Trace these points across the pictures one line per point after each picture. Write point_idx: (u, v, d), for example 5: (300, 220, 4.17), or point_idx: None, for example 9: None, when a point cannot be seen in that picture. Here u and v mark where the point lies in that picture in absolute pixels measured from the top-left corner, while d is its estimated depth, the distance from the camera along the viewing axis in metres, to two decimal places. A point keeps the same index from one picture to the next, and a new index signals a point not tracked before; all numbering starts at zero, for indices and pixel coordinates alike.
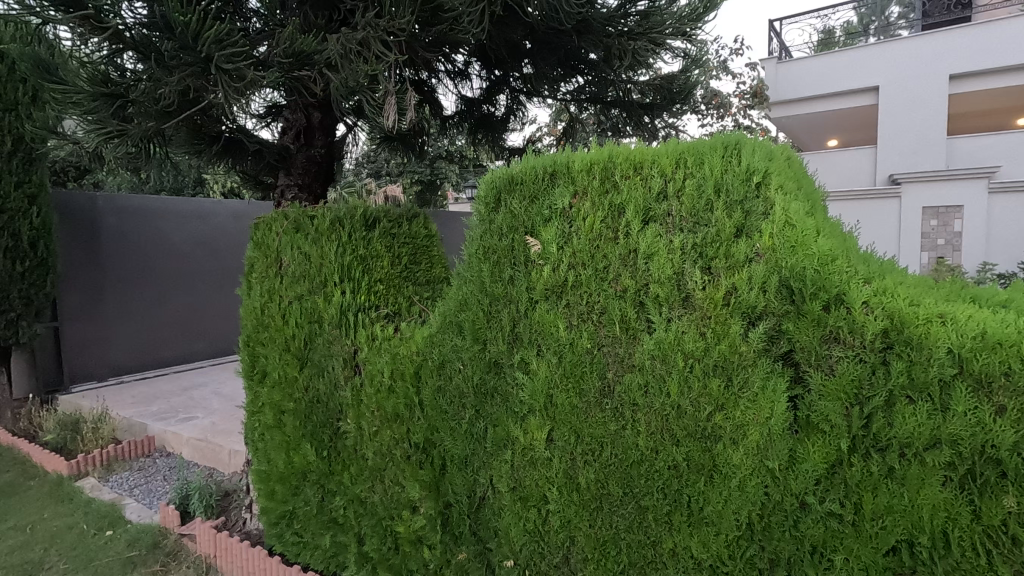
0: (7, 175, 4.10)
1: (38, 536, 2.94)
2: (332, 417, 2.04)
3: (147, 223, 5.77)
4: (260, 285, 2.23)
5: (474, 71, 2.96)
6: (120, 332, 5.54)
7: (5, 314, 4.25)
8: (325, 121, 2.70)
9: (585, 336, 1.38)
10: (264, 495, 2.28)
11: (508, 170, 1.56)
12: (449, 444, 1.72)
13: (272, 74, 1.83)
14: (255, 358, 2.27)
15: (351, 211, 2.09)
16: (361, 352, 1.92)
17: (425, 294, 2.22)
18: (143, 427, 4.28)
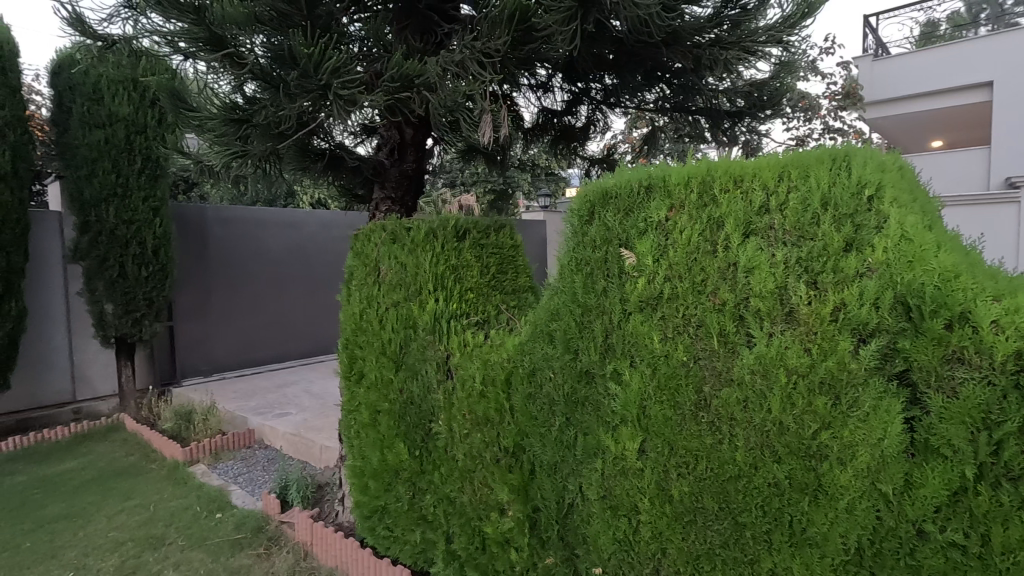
0: (138, 190, 4.63)
1: (160, 513, 3.28)
2: (425, 418, 2.14)
3: (248, 232, 6.26)
4: (359, 291, 2.37)
5: (557, 85, 3.03)
6: (224, 331, 6.07)
7: (133, 314, 4.79)
8: (416, 137, 2.86)
9: (681, 348, 1.38)
10: (358, 489, 2.42)
11: (602, 184, 1.60)
12: (539, 450, 1.77)
13: (379, 97, 1.97)
14: (352, 359, 2.41)
15: (444, 222, 2.22)
16: (454, 357, 2.02)
17: (511, 303, 2.30)
18: (244, 420, 4.66)
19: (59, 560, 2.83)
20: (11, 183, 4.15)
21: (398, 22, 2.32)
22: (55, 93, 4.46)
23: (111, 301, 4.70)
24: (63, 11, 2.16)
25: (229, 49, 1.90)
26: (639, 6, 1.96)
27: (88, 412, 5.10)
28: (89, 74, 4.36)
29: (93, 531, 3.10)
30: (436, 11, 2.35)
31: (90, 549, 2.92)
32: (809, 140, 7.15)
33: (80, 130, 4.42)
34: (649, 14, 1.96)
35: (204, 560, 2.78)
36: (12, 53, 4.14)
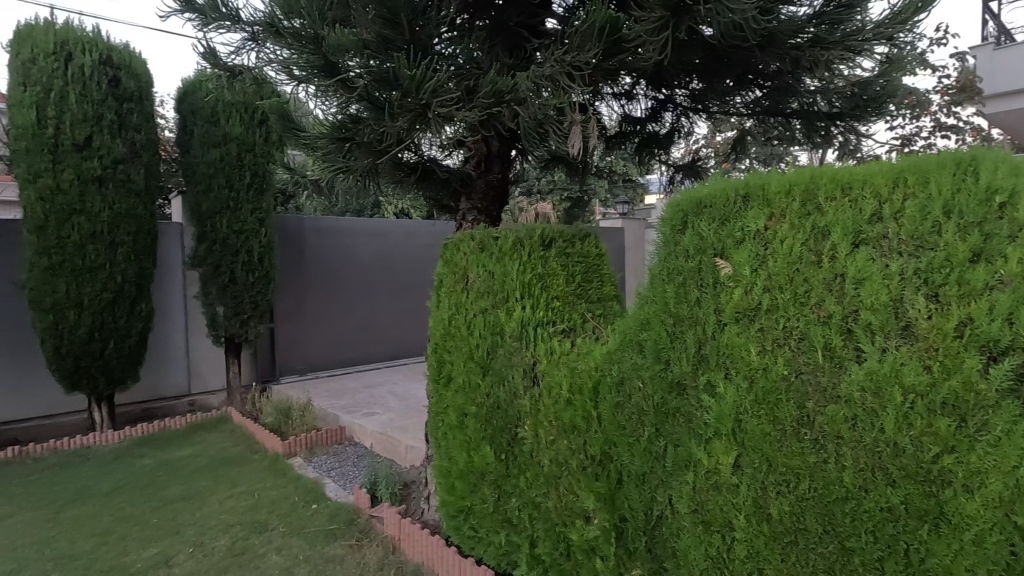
0: (247, 203, 5.08)
1: (263, 501, 3.56)
2: (510, 423, 2.19)
3: (340, 241, 6.65)
4: (448, 298, 2.47)
5: (641, 92, 3.01)
6: (317, 334, 6.49)
7: (240, 315, 5.24)
8: (502, 149, 2.94)
9: (781, 362, 1.34)
10: (445, 489, 2.51)
11: (696, 193, 1.58)
12: (627, 460, 1.76)
13: (474, 113, 2.07)
14: (441, 363, 2.51)
15: (530, 232, 2.28)
16: (540, 364, 2.05)
17: (597, 311, 2.31)
18: (336, 418, 4.95)
19: (180, 536, 3.14)
20: (145, 198, 4.69)
21: (489, 40, 2.42)
22: (180, 117, 4.98)
23: (223, 304, 5.17)
24: (199, 47, 2.44)
25: (340, 76, 2.04)
26: (734, 11, 1.91)
27: (201, 404, 5.63)
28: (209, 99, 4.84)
29: (208, 512, 3.42)
30: (527, 28, 2.44)
31: (205, 529, 3.22)
32: (915, 141, 6.50)
33: (200, 150, 4.91)
34: (744, 18, 1.90)
35: (303, 547, 2.99)
36: (147, 84, 4.68)
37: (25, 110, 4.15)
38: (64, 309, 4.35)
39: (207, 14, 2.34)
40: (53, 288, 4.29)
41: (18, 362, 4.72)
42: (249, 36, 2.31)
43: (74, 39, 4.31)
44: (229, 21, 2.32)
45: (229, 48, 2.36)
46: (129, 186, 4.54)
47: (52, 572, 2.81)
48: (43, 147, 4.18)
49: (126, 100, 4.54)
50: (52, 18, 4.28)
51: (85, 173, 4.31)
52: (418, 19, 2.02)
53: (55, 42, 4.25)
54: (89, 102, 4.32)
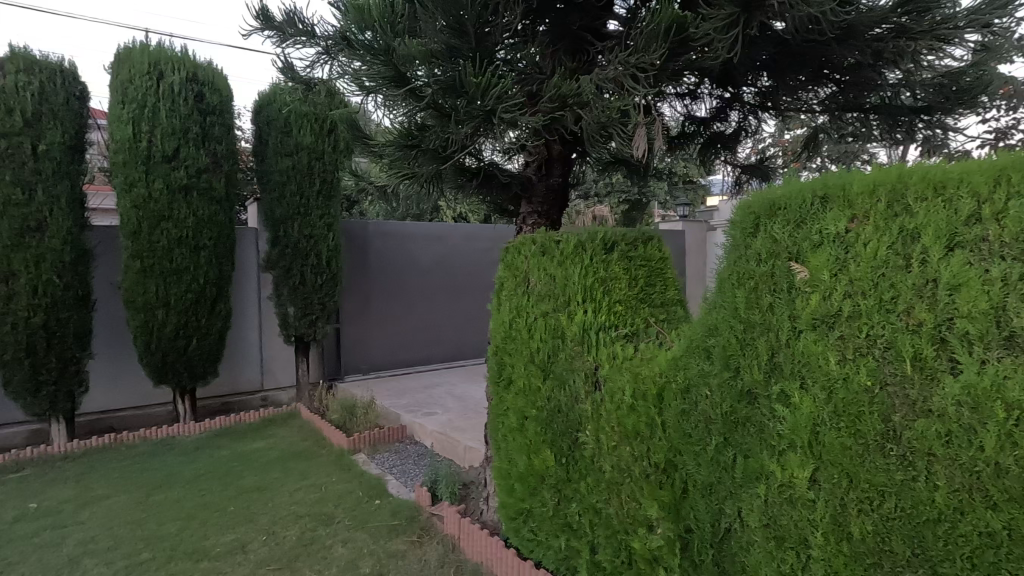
0: (316, 209, 5.33)
1: (329, 494, 3.71)
2: (571, 427, 2.18)
3: (402, 244, 6.84)
4: (509, 301, 2.49)
5: (706, 91, 2.92)
6: (379, 334, 6.71)
7: (309, 316, 5.49)
8: (563, 153, 2.93)
9: (864, 372, 1.26)
10: (505, 490, 2.53)
11: (768, 196, 1.52)
12: (693, 469, 1.71)
13: (538, 117, 2.09)
14: (502, 366, 2.53)
15: (592, 236, 2.27)
16: (602, 369, 2.04)
17: (660, 316, 2.26)
18: (397, 417, 5.10)
19: (254, 524, 3.33)
20: (225, 205, 5.01)
21: (552, 46, 2.44)
22: (256, 128, 5.29)
23: (293, 305, 5.44)
24: (278, 62, 2.58)
25: (408, 86, 2.09)
26: (811, 4, 1.85)
27: (273, 400, 5.94)
28: (283, 111, 5.11)
29: (279, 503, 3.60)
30: (590, 31, 2.44)
31: (277, 518, 3.39)
32: (1010, 134, 5.99)
33: (274, 159, 5.19)
34: (821, 11, 1.84)
35: (367, 541, 3.09)
36: (228, 99, 5.00)
37: (123, 125, 4.53)
38: (154, 308, 4.71)
39: (285, 31, 2.48)
40: (144, 289, 4.66)
41: (114, 357, 5.15)
42: (323, 50, 2.43)
43: (166, 59, 4.67)
44: (305, 36, 2.44)
45: (305, 62, 2.49)
46: (212, 194, 4.87)
47: (142, 551, 3.04)
48: (137, 159, 4.55)
49: (210, 114, 4.87)
50: (147, 40, 4.65)
51: (173, 183, 4.65)
52: (483, 27, 2.06)
53: (149, 62, 4.62)
54: (177, 116, 4.67)
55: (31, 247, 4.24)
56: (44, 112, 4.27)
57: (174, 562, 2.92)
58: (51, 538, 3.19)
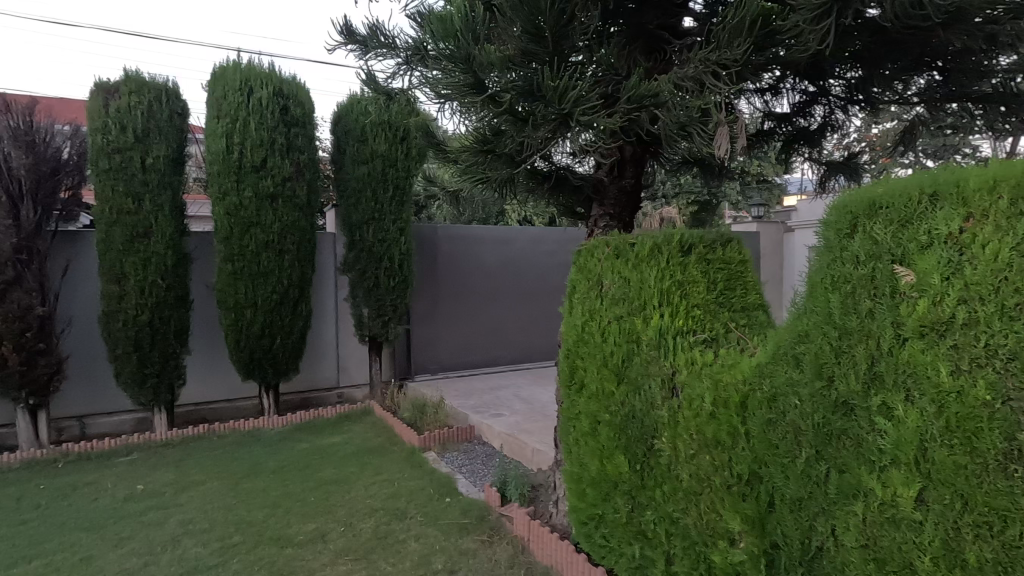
0: (390, 214, 5.54)
1: (402, 490, 3.83)
2: (646, 434, 2.14)
3: (470, 248, 6.97)
4: (581, 304, 2.47)
5: (788, 86, 2.79)
6: (447, 336, 6.87)
7: (382, 317, 5.70)
8: (636, 154, 2.88)
9: (982, 385, 1.17)
10: (576, 494, 2.51)
11: (868, 194, 1.43)
12: (779, 482, 1.62)
13: (616, 119, 2.07)
14: (573, 369, 2.50)
15: (669, 238, 2.23)
16: (680, 374, 1.98)
17: (741, 321, 2.17)
18: (466, 417, 5.19)
19: (333, 514, 3.49)
20: (307, 212, 5.30)
21: (627, 45, 2.41)
22: (335, 137, 5.55)
23: (368, 306, 5.67)
24: (362, 74, 2.70)
25: (488, 93, 2.13)
26: None
27: (348, 397, 6.21)
28: (360, 121, 5.34)
29: (355, 496, 3.76)
30: (666, 29, 2.41)
31: (353, 510, 3.54)
32: None
33: (351, 166, 5.44)
34: None
35: (439, 537, 3.16)
36: (310, 111, 5.29)
37: (218, 139, 4.89)
38: (244, 308, 5.05)
39: (368, 44, 2.59)
40: (235, 290, 5.01)
41: (208, 353, 5.57)
42: (402, 61, 2.51)
43: (255, 76, 5.00)
44: (387, 48, 2.54)
45: (386, 73, 2.59)
46: (295, 201, 5.17)
47: (234, 534, 3.26)
48: (231, 170, 4.91)
49: (293, 125, 5.17)
50: (239, 59, 5.01)
51: (261, 191, 4.98)
52: (561, 32, 2.08)
53: (241, 79, 4.97)
54: (265, 129, 4.99)
55: (139, 251, 4.67)
56: (151, 128, 4.70)
57: (261, 547, 3.12)
58: (156, 518, 3.48)
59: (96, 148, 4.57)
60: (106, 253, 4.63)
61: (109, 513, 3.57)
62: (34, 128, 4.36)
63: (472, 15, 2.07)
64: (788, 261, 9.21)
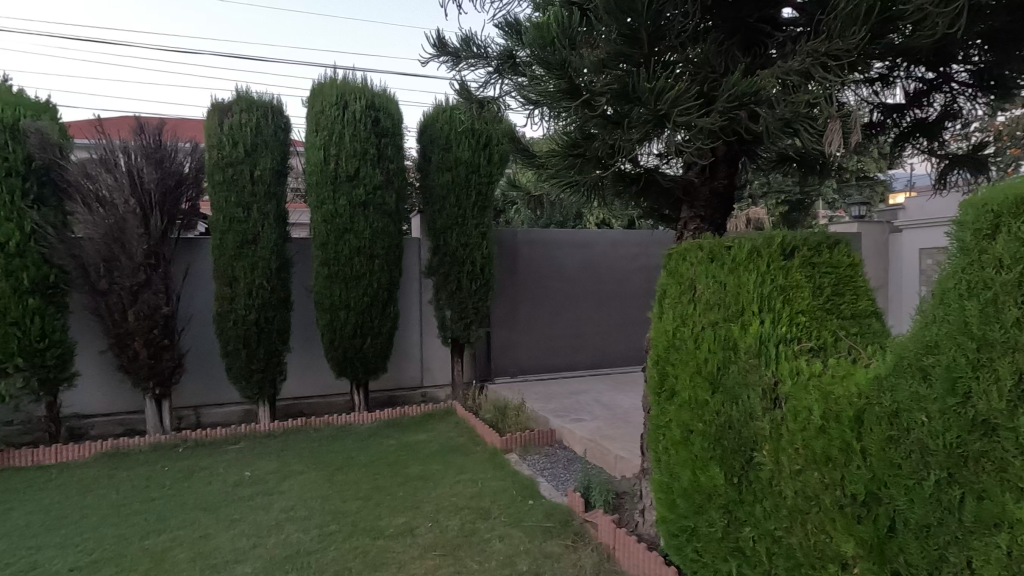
0: (472, 219, 5.68)
1: (486, 490, 3.90)
2: (744, 445, 2.04)
3: (549, 251, 6.97)
4: (673, 309, 2.40)
5: (903, 75, 2.53)
6: (526, 339, 6.92)
7: (464, 319, 5.85)
8: (729, 153, 2.76)
9: None
10: (665, 505, 2.44)
11: (1015, 190, 1.30)
12: (902, 506, 1.49)
13: (715, 118, 2.01)
14: (663, 376, 2.43)
15: (768, 241, 2.12)
16: (783, 385, 1.88)
17: (852, 329, 2.01)
18: (546, 421, 5.21)
19: (421, 510, 3.62)
20: (395, 218, 5.54)
21: (725, 40, 2.35)
22: (421, 146, 5.75)
23: (451, 308, 5.82)
24: (454, 84, 2.78)
25: (583, 97, 2.12)
26: None
27: (431, 396, 6.41)
28: (444, 129, 5.52)
29: (441, 493, 3.88)
30: (766, 21, 2.33)
31: (440, 507, 3.65)
32: None
33: (436, 173, 5.62)
34: None
35: (523, 539, 3.19)
36: (399, 121, 5.53)
37: (316, 151, 5.23)
38: (338, 309, 5.36)
39: (460, 55, 2.66)
40: (330, 292, 5.33)
41: (306, 351, 5.96)
42: (494, 70, 2.58)
43: (350, 90, 5.29)
44: (478, 58, 2.61)
45: (477, 82, 2.65)
46: (384, 208, 5.42)
47: (331, 522, 3.47)
48: (327, 180, 5.23)
49: (384, 136, 5.43)
50: (335, 75, 5.32)
51: (354, 199, 5.27)
52: (656, 33, 2.06)
53: (337, 94, 5.27)
54: (358, 140, 5.27)
55: (248, 257, 5.09)
56: (259, 143, 5.10)
57: (356, 537, 3.28)
58: (262, 503, 3.77)
59: (212, 163, 5.03)
60: (220, 259, 5.09)
61: (223, 495, 3.91)
62: (162, 146, 4.82)
63: (567, 22, 2.07)
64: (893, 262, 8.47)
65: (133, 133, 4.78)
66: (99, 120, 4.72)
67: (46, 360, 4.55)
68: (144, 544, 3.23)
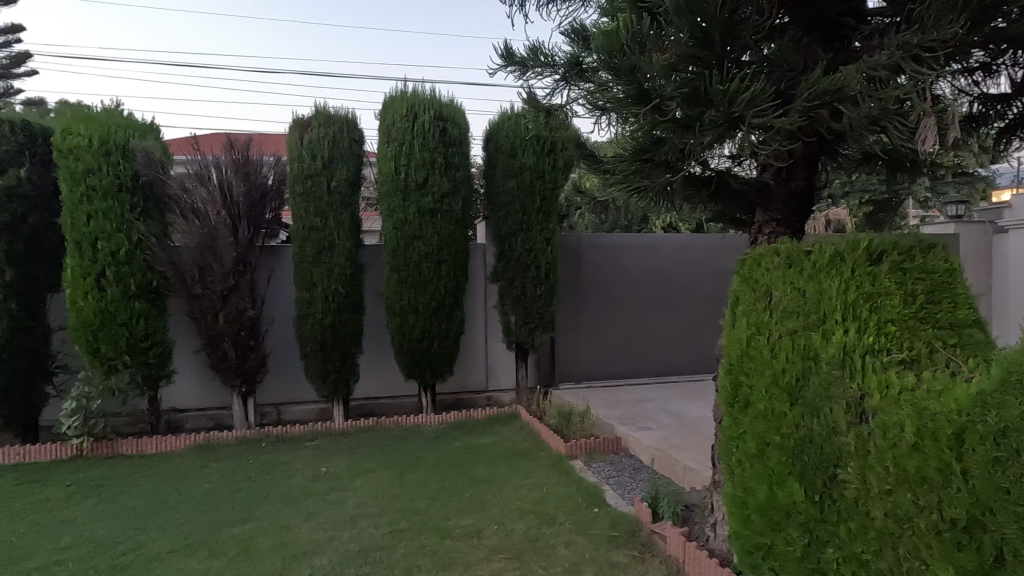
0: (537, 225, 5.72)
1: (551, 495, 3.90)
2: (826, 461, 1.93)
3: (614, 256, 6.89)
4: (746, 316, 2.31)
5: (1009, 63, 2.33)
6: (591, 345, 6.87)
7: (528, 324, 5.88)
8: (808, 153, 2.64)
9: None
10: (739, 520, 2.35)
11: None
12: (1011, 534, 1.37)
13: (793, 118, 1.94)
14: (736, 386, 2.34)
15: (853, 244, 2.02)
16: (871, 399, 1.76)
17: (949, 340, 1.86)
18: (612, 428, 5.14)
19: (487, 512, 3.67)
20: (462, 225, 5.67)
21: (804, 36, 2.26)
22: (486, 153, 5.85)
23: (515, 313, 5.87)
24: (522, 93, 2.81)
25: (653, 101, 2.09)
26: None
27: (496, 400, 6.49)
28: (509, 137, 5.59)
29: (506, 496, 3.92)
30: (850, 14, 2.21)
31: (505, 510, 3.68)
32: None
33: (502, 180, 5.70)
34: None
35: (589, 547, 3.16)
36: (466, 130, 5.67)
37: (388, 161, 5.45)
38: (407, 313, 5.55)
39: (527, 64, 2.68)
40: (400, 297, 5.53)
41: (377, 354, 6.20)
42: (561, 77, 2.60)
43: (419, 102, 5.48)
44: (546, 67, 2.63)
45: (545, 90, 2.68)
46: (451, 215, 5.56)
47: (402, 520, 3.59)
48: (398, 189, 5.44)
49: (451, 145, 5.58)
50: (405, 88, 5.52)
51: (423, 207, 5.45)
52: (731, 33, 2.02)
53: (407, 105, 5.47)
54: (427, 150, 5.44)
55: (325, 263, 5.37)
56: (335, 156, 5.38)
57: (424, 535, 3.38)
58: (337, 498, 3.96)
59: (293, 175, 5.35)
60: (300, 265, 5.39)
61: (302, 489, 4.13)
62: (249, 160, 5.15)
63: (637, 28, 2.06)
64: (996, 265, 7.69)
65: (225, 149, 5.16)
66: (196, 138, 5.14)
67: (150, 357, 5.00)
68: (233, 531, 3.47)
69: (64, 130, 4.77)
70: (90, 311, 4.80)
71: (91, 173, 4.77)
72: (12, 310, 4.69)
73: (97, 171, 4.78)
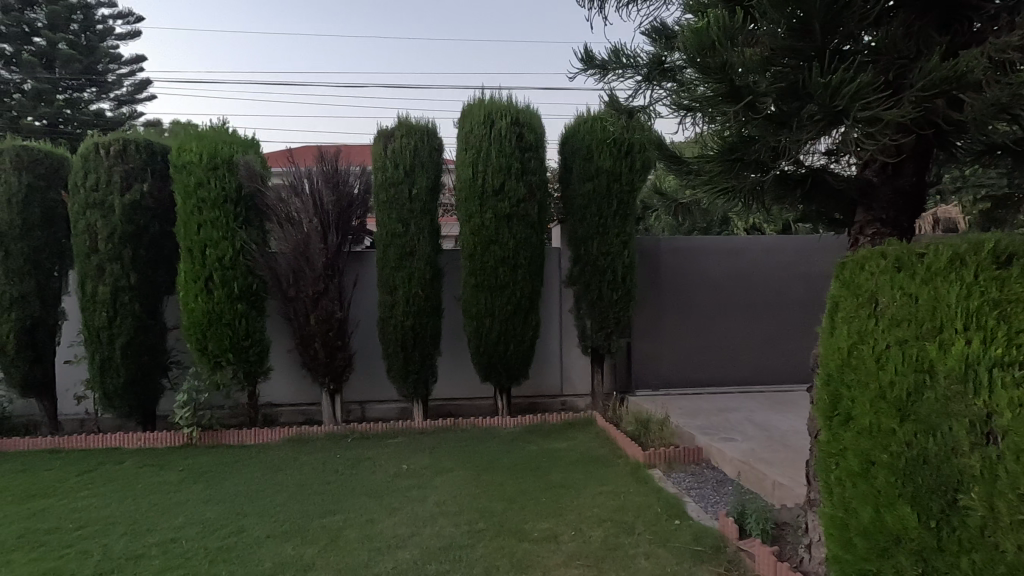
0: (613, 228, 5.64)
1: (629, 504, 3.82)
2: (945, 485, 1.76)
3: (694, 259, 6.65)
4: (847, 325, 2.15)
5: None
6: (669, 351, 6.66)
7: (604, 329, 5.80)
8: (918, 146, 2.43)
9: None
10: (839, 543, 2.18)
11: None
12: None
13: (907, 109, 1.80)
14: (836, 398, 2.19)
15: (976, 245, 1.79)
16: (1000, 418, 1.60)
17: None
18: (692, 438, 4.96)
19: (564, 517, 3.65)
20: (538, 229, 5.70)
21: (916, 20, 2.09)
22: (562, 157, 5.84)
23: (591, 318, 5.81)
24: (603, 96, 2.78)
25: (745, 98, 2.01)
26: None
27: (571, 405, 6.46)
28: (585, 140, 5.56)
29: (583, 502, 3.88)
30: None
31: (582, 517, 3.65)
32: None
33: (578, 183, 5.67)
34: None
35: (671, 560, 3.06)
36: (541, 135, 5.69)
37: (466, 167, 5.57)
38: (484, 317, 5.65)
39: (608, 67, 2.65)
40: (477, 301, 5.64)
41: (455, 356, 6.36)
42: (642, 78, 2.54)
43: (496, 109, 5.57)
44: (629, 68, 2.58)
45: (626, 93, 2.64)
46: (527, 220, 5.61)
47: (480, 520, 3.65)
48: (475, 195, 5.55)
49: (527, 150, 5.63)
50: (483, 95, 5.64)
51: (499, 212, 5.53)
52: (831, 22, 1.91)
53: (484, 112, 5.57)
54: (504, 155, 5.52)
55: (406, 268, 5.58)
56: (417, 164, 5.58)
57: (502, 537, 3.41)
58: (418, 495, 4.10)
59: (377, 183, 5.61)
60: (383, 269, 5.64)
61: (385, 485, 4.31)
62: (338, 170, 5.46)
63: (727, 22, 1.98)
64: None
65: (317, 161, 5.49)
66: (291, 151, 5.51)
67: (250, 355, 5.42)
68: (323, 521, 3.68)
69: (179, 147, 5.26)
70: (200, 312, 5.28)
71: (201, 186, 5.24)
72: (136, 310, 5.25)
73: (206, 184, 5.24)
